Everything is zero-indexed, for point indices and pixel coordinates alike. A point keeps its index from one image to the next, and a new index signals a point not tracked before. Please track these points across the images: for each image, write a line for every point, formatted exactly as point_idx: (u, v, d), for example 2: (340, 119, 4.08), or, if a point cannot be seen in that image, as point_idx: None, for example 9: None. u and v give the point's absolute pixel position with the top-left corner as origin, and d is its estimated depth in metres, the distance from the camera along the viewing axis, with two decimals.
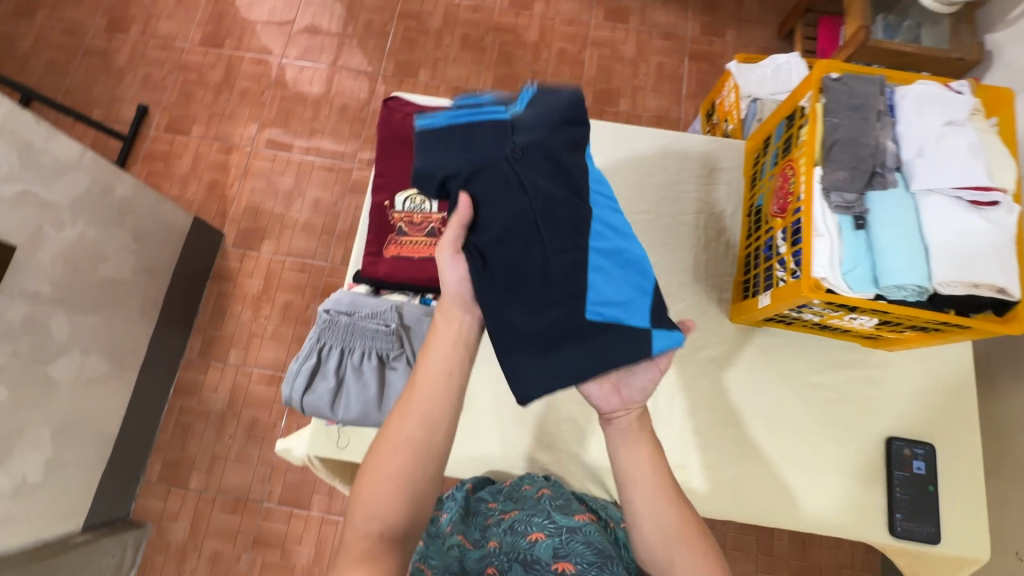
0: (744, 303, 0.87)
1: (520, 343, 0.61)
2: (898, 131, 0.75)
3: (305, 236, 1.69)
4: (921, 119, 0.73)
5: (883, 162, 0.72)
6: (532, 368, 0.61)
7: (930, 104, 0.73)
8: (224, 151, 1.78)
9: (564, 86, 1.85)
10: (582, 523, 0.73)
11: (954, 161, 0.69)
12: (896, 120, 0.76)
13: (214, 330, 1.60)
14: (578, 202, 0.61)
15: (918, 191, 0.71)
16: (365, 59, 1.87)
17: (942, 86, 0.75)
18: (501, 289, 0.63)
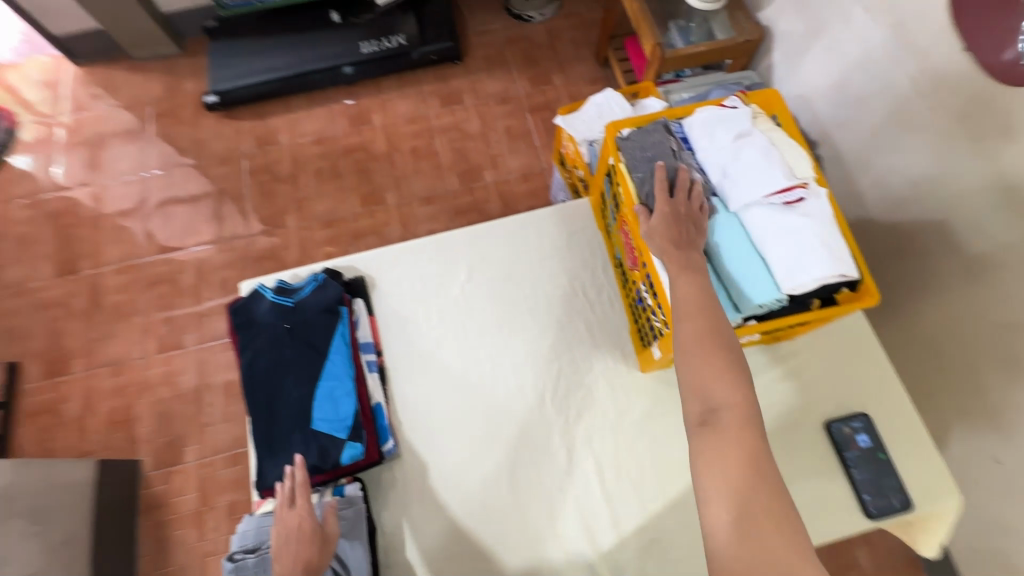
0: (644, 353, 0.89)
1: (260, 440, 0.80)
2: (701, 161, 0.80)
3: (228, 425, 1.59)
4: (715, 144, 0.79)
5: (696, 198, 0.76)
6: (268, 461, 0.79)
7: (716, 126, 0.80)
8: (115, 372, 1.67)
9: (430, 179, 1.89)
10: None
11: (748, 171, 0.75)
12: (695, 151, 0.81)
13: (162, 568, 1.45)
14: (316, 357, 0.83)
15: (738, 209, 0.75)
16: (230, 226, 1.85)
17: (719, 108, 0.82)
18: (262, 411, 0.81)
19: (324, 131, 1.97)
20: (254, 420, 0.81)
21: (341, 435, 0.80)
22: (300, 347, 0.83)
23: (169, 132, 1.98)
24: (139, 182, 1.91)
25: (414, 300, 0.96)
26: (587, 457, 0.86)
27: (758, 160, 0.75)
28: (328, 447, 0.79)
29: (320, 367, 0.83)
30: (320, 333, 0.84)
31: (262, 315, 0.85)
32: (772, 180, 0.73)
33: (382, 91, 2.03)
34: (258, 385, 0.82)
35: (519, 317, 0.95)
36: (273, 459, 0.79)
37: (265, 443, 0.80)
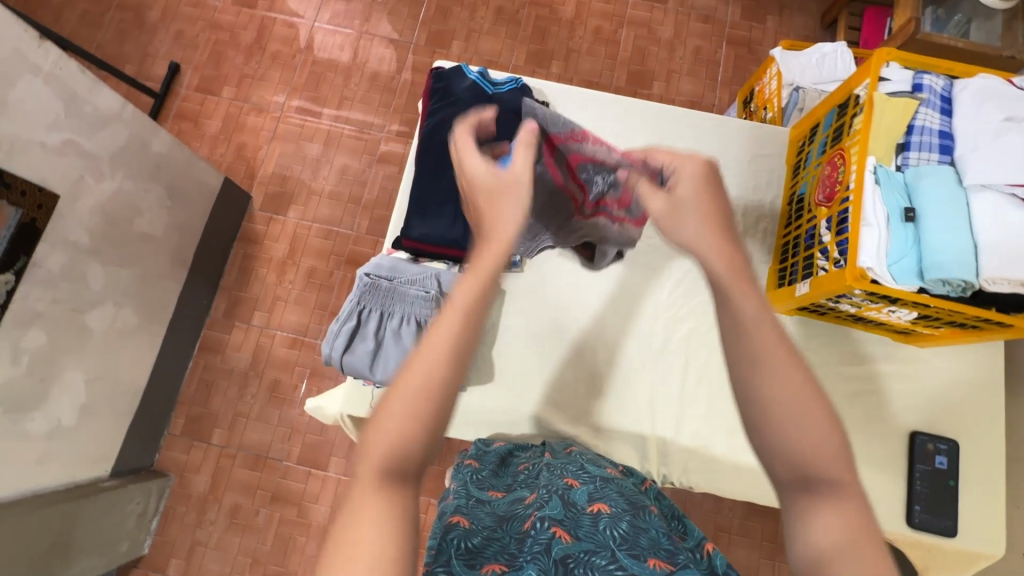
0: (779, 291, 0.88)
1: (417, 197, 0.86)
2: (953, 127, 0.74)
3: (332, 202, 1.70)
4: (979, 115, 0.73)
5: (921, 147, 0.73)
6: (417, 218, 0.85)
7: (988, 100, 0.73)
8: (254, 113, 1.78)
9: (599, 67, 1.82)
10: (616, 477, 0.66)
11: (1006, 153, 0.69)
12: (952, 115, 0.75)
13: (239, 291, 1.62)
14: None
15: (971, 185, 0.70)
16: (397, 28, 1.85)
17: (1003, 82, 0.75)
18: (427, 175, 0.87)
19: None
20: (418, 180, 0.87)
21: None
22: None
23: None
24: None
25: None
26: (679, 353, 0.89)
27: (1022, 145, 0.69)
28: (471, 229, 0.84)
29: None
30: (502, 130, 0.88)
31: (460, 91, 0.90)
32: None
33: None
34: (432, 151, 0.88)
35: None
36: (422, 218, 0.85)
37: (419, 201, 0.86)
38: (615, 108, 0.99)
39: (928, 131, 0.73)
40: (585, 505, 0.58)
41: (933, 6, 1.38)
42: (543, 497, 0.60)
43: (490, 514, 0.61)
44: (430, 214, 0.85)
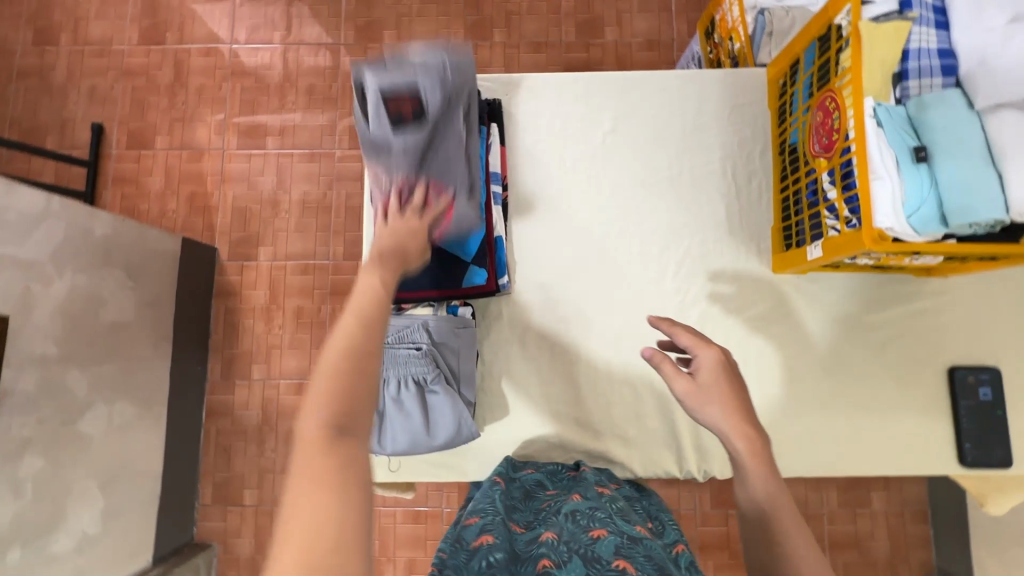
0: (788, 254, 0.81)
1: None
2: (953, 42, 0.65)
3: (301, 236, 1.61)
4: (981, 23, 0.64)
5: (922, 73, 0.65)
6: None
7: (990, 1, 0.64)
8: (195, 158, 1.66)
9: (543, 24, 1.68)
10: (645, 537, 0.60)
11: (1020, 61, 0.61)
12: (950, 28, 0.66)
13: (230, 348, 1.57)
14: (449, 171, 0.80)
15: (983, 108, 0.63)
16: (321, 30, 1.70)
17: None
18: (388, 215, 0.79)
19: None
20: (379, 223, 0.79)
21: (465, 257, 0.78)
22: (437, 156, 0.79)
23: None
24: None
25: (548, 141, 0.88)
26: None
27: None
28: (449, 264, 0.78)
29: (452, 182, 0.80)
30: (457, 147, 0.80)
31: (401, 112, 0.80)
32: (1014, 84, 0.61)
33: None
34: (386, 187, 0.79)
35: (657, 186, 0.87)
36: None
37: None
38: (573, 87, 0.89)
39: (926, 53, 0.65)
40: (609, 562, 0.53)
41: None
42: (565, 552, 0.56)
43: (507, 542, 0.59)
44: None
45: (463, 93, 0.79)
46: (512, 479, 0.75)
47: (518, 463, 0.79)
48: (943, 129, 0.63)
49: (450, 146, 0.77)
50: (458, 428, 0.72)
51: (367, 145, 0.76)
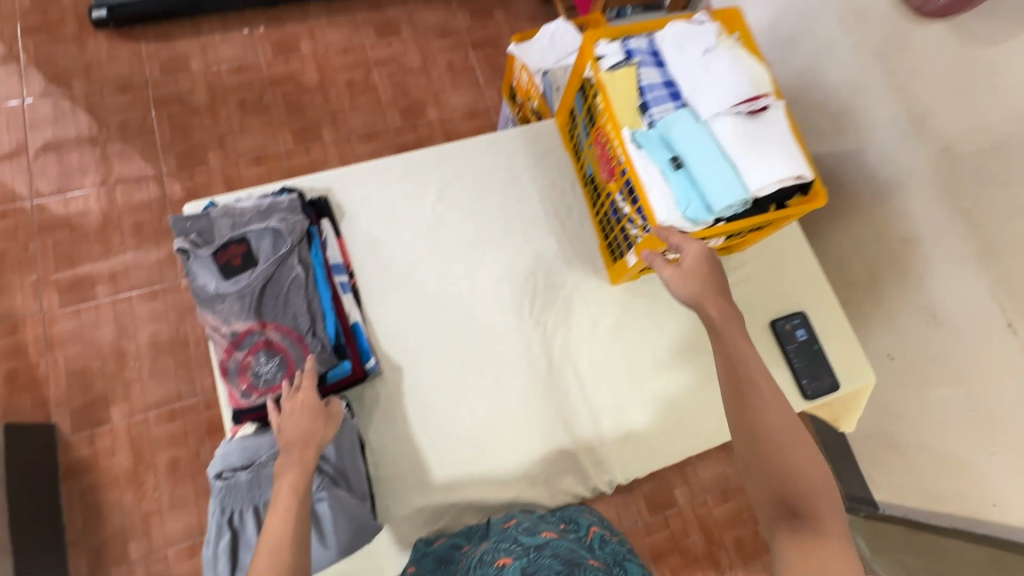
0: (616, 265, 0.92)
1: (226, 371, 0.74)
2: (671, 74, 0.82)
3: (159, 381, 1.46)
4: (685, 57, 0.82)
5: (658, 100, 0.81)
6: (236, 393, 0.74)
7: (686, 42, 0.82)
8: (8, 330, 1.45)
9: (369, 116, 1.78)
10: (550, 540, 0.64)
11: (718, 81, 0.78)
12: (666, 64, 0.83)
13: (95, 534, 1.33)
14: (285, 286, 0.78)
15: (707, 117, 0.79)
16: (138, 164, 1.63)
17: (687, 23, 0.84)
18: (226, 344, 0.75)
19: (244, 59, 1.77)
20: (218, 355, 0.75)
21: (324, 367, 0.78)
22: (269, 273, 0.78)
23: (49, 53, 1.69)
24: (14, 112, 1.63)
25: (382, 221, 0.92)
26: (566, 365, 0.90)
27: (727, 71, 0.79)
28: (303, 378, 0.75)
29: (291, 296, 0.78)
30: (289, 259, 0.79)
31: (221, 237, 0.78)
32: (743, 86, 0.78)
33: (309, 17, 1.85)
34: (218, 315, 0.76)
35: (492, 237, 0.95)
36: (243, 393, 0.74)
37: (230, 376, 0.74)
38: (393, 169, 0.96)
39: (655, 87, 0.81)
40: None
41: None
42: None
43: None
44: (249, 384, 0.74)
45: (297, 243, 0.79)
46: (425, 556, 0.74)
47: (431, 539, 0.78)
48: (687, 136, 0.77)
49: (290, 298, 0.78)
50: (357, 526, 0.72)
51: (198, 297, 0.75)
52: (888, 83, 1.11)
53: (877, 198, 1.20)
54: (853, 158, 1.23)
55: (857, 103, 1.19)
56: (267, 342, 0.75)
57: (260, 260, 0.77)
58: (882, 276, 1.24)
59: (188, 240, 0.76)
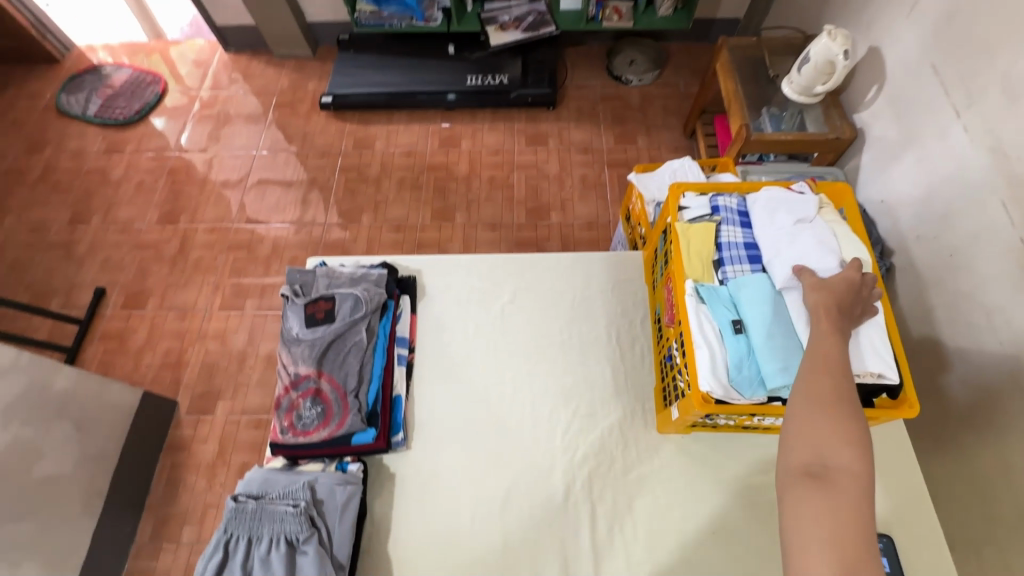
0: (663, 412, 0.87)
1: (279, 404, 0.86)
2: (755, 236, 0.81)
3: (260, 391, 1.68)
4: (773, 223, 0.80)
5: (734, 259, 0.79)
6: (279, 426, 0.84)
7: (778, 208, 0.81)
8: (179, 317, 1.83)
9: (498, 209, 1.98)
10: None
11: (800, 253, 0.75)
12: (752, 227, 0.82)
13: (166, 507, 1.53)
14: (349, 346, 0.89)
15: (783, 288, 0.74)
16: (312, 212, 2.01)
17: (786, 191, 0.83)
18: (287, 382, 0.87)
19: (416, 146, 2.13)
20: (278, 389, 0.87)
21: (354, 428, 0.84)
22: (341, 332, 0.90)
23: (285, 121, 2.22)
24: (247, 158, 2.15)
25: (453, 309, 1.00)
26: (583, 502, 0.85)
27: (813, 245, 0.75)
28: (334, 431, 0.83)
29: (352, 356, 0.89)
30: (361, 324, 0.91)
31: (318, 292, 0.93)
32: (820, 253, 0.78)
33: (476, 121, 2.17)
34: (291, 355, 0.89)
35: (549, 349, 0.97)
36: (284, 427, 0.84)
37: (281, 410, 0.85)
38: (478, 265, 1.05)
39: (734, 245, 0.80)
40: None
41: (765, 107, 1.63)
42: None
43: None
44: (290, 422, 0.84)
45: (370, 313, 0.91)
46: None
47: None
48: (756, 300, 0.74)
49: (348, 358, 0.88)
50: None
51: (282, 337, 0.89)
52: None
53: None
54: (1011, 364, 1.02)
55: (1017, 304, 1.01)
56: (317, 390, 0.85)
57: (338, 319, 0.90)
58: None
59: (292, 287, 0.92)
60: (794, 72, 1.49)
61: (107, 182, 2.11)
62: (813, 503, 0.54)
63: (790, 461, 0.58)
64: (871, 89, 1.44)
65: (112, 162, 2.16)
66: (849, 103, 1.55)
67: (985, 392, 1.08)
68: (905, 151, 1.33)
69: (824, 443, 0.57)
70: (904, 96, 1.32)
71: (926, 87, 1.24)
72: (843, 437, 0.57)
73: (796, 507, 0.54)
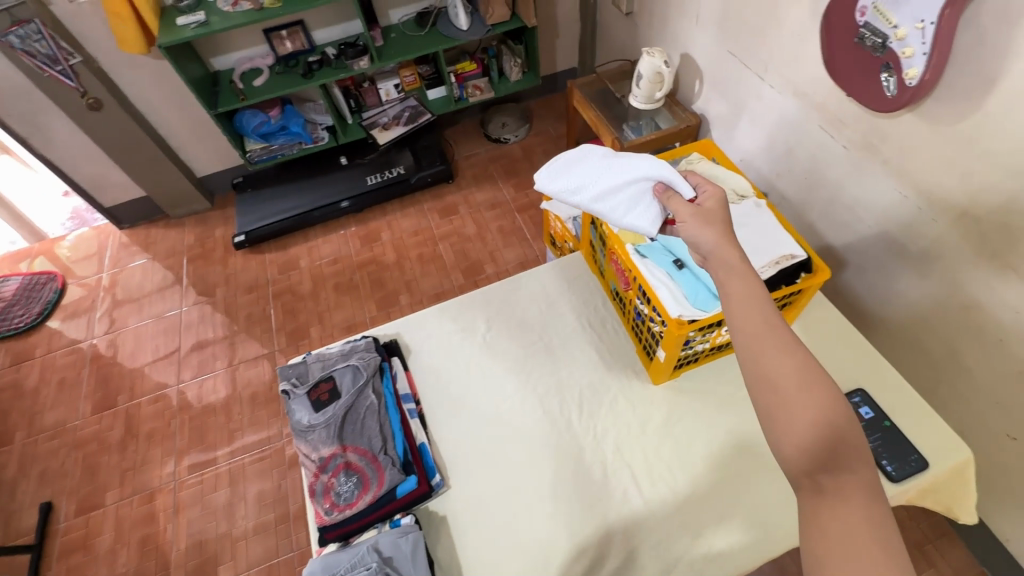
0: (652, 364, 0.99)
1: (312, 492, 0.87)
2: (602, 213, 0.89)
3: (261, 537, 1.58)
4: (600, 198, 0.88)
5: None
6: (320, 511, 0.86)
7: (588, 187, 0.90)
8: (147, 499, 1.69)
9: (437, 280, 2.09)
10: None
11: (639, 200, 0.86)
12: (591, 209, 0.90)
13: None
14: (363, 413, 0.94)
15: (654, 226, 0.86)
16: (258, 344, 2.00)
17: (574, 177, 0.93)
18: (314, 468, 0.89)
19: (340, 252, 2.22)
20: (307, 480, 0.89)
21: (395, 482, 0.87)
22: (350, 404, 0.95)
23: (203, 272, 2.23)
24: (175, 318, 2.11)
25: (441, 354, 1.07)
26: (621, 467, 0.92)
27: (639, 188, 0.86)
28: (375, 492, 0.86)
29: (369, 420, 0.94)
30: (366, 390, 0.97)
31: (315, 379, 0.98)
32: (657, 162, 0.85)
33: (387, 213, 2.32)
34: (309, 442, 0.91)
35: (537, 353, 1.07)
36: (326, 510, 0.86)
37: (316, 496, 0.87)
38: (448, 309, 1.15)
39: None
40: None
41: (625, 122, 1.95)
42: None
43: None
44: (330, 503, 0.86)
45: (371, 376, 0.97)
46: None
47: None
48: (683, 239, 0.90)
49: (366, 423, 0.93)
50: None
51: (295, 429, 0.92)
52: (883, 169, 1.20)
53: (923, 268, 1.20)
54: (883, 236, 1.27)
55: (864, 192, 1.27)
56: (346, 463, 0.89)
57: (343, 393, 0.96)
58: (960, 348, 1.18)
59: (290, 382, 0.98)
60: (635, 89, 1.82)
61: (22, 393, 1.96)
62: (832, 518, 0.52)
63: (793, 470, 0.55)
64: (696, 83, 1.80)
65: (24, 372, 2.01)
66: (685, 99, 1.90)
67: (878, 267, 1.32)
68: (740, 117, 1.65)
69: (823, 445, 0.54)
70: (720, 80, 1.67)
71: (732, 68, 1.58)
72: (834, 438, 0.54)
73: (819, 524, 0.52)
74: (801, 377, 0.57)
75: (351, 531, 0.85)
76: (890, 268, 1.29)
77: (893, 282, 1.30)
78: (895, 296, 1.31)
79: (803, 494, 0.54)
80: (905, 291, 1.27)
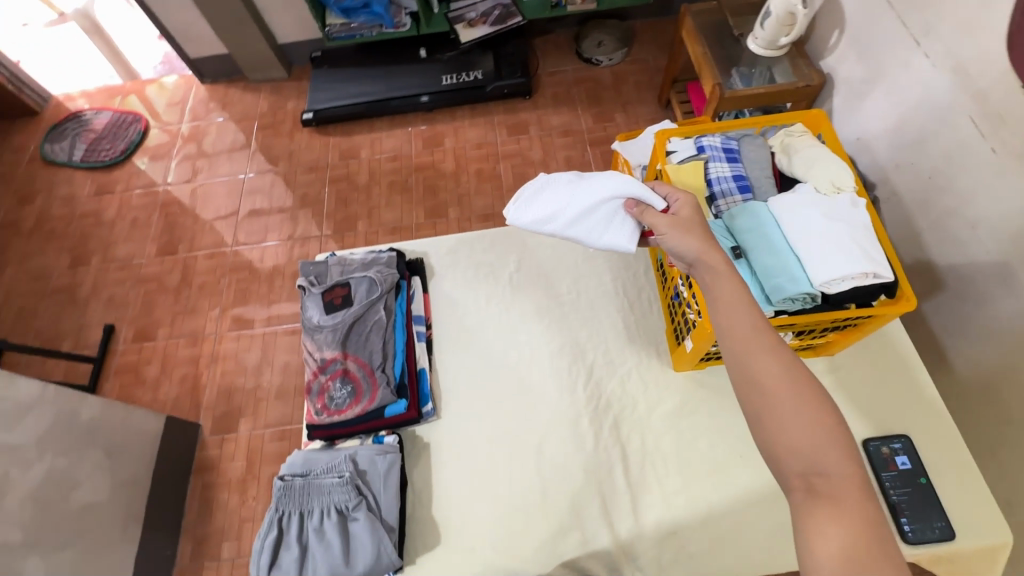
0: (677, 350, 0.91)
1: (309, 390, 0.92)
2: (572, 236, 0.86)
3: (280, 402, 1.71)
4: (569, 222, 0.85)
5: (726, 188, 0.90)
6: (312, 410, 0.91)
7: (553, 210, 0.85)
8: (192, 343, 1.85)
9: (490, 200, 2.02)
10: None
11: (611, 218, 0.84)
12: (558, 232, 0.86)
13: (203, 526, 1.55)
14: (369, 327, 0.95)
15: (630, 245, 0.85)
16: (308, 224, 2.05)
17: (531, 197, 0.87)
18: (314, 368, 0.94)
19: (401, 150, 2.17)
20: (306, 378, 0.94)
21: (385, 403, 0.90)
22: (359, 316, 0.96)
23: (270, 142, 2.26)
24: (239, 182, 2.18)
25: (462, 285, 1.03)
26: (613, 444, 0.88)
27: (608, 207, 0.84)
28: (363, 407, 0.90)
29: (374, 336, 0.95)
30: (378, 305, 0.97)
31: (331, 282, 1.00)
32: (620, 178, 0.82)
33: (455, 119, 2.21)
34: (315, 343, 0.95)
35: (559, 307, 1.01)
36: (317, 410, 0.91)
37: (310, 395, 0.92)
38: (479, 239, 1.08)
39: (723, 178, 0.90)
40: None
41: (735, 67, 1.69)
42: None
43: None
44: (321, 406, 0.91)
45: (385, 292, 0.97)
46: None
47: None
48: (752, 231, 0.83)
49: (371, 337, 0.95)
50: (377, 553, 0.77)
51: (305, 326, 0.96)
52: None
53: None
54: (998, 267, 1.07)
55: (994, 212, 1.05)
56: (344, 370, 0.92)
57: (355, 302, 0.97)
58: None
59: (307, 279, 1.00)
60: (758, 28, 1.55)
61: (101, 222, 2.13)
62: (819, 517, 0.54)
63: (785, 470, 0.58)
64: (833, 34, 1.50)
65: (104, 203, 2.18)
66: (814, 52, 1.60)
67: (980, 301, 1.12)
68: (873, 87, 1.38)
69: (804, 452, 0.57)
70: (863, 36, 1.38)
71: (883, 24, 1.30)
72: (825, 441, 0.57)
73: (809, 522, 0.54)
74: (791, 379, 0.60)
75: (336, 436, 0.91)
76: (995, 306, 1.09)
77: (992, 322, 1.11)
78: (989, 336, 1.12)
79: (794, 496, 0.56)
80: (1002, 336, 1.08)
